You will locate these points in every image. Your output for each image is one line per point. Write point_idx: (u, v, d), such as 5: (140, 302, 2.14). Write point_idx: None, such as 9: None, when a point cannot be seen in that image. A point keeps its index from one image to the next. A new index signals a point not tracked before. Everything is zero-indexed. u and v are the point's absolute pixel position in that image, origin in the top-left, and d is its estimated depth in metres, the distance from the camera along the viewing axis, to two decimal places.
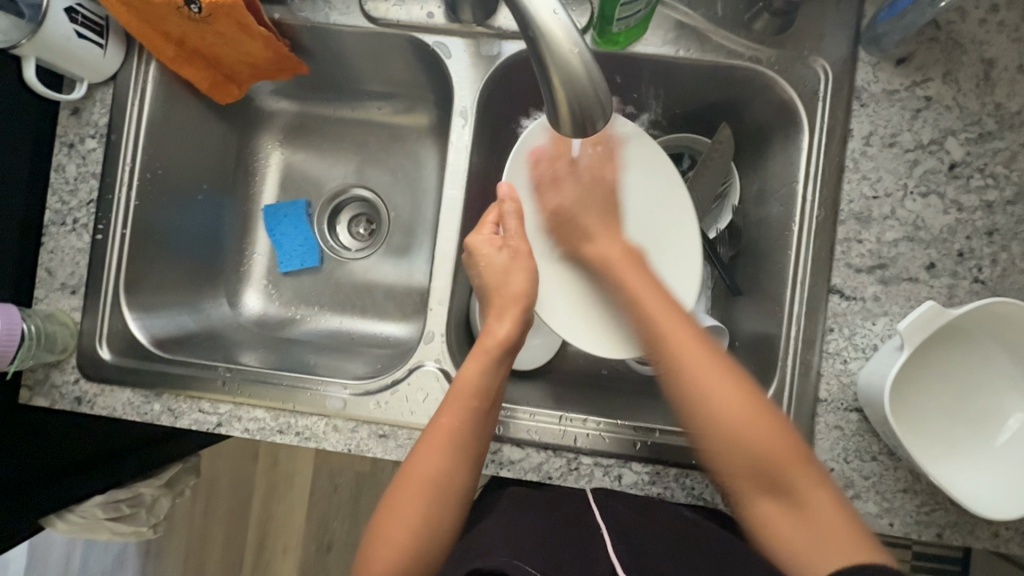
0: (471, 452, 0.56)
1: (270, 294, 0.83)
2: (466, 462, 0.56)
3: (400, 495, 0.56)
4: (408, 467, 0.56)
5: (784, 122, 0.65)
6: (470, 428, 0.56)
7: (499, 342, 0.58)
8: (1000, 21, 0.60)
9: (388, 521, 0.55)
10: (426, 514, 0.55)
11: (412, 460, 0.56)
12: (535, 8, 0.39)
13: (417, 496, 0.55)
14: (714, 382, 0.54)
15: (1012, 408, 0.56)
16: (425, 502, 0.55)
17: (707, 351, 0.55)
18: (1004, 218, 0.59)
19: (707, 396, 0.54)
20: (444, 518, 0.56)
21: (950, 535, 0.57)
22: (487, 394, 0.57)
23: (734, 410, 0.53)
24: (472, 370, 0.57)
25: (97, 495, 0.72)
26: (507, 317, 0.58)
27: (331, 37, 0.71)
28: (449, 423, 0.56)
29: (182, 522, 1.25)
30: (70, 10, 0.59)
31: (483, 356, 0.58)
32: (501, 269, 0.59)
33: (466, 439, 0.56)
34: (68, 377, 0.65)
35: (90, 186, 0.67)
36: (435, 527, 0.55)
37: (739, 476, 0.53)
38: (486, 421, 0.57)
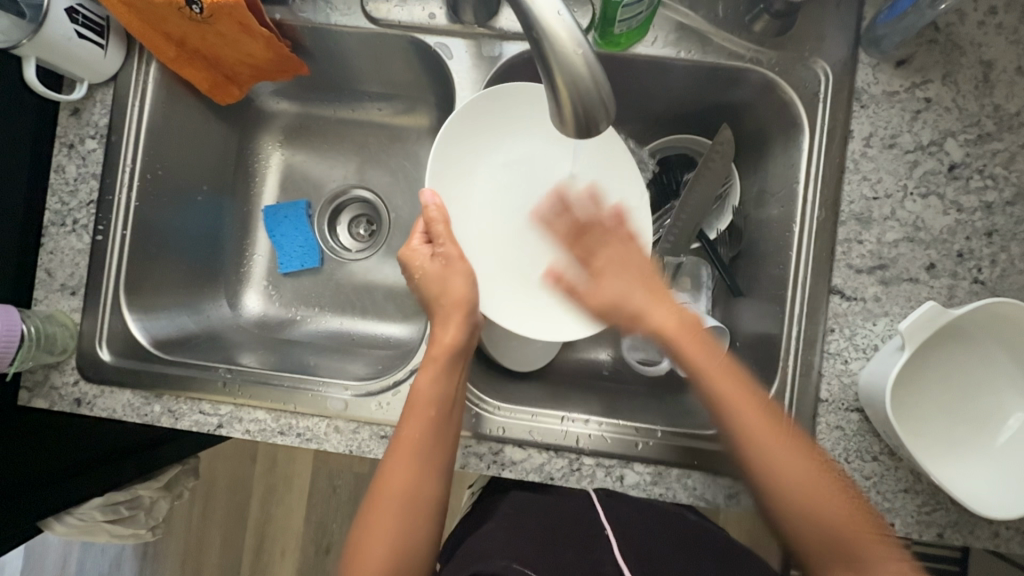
0: (436, 460, 0.56)
1: (269, 295, 0.83)
2: (429, 472, 0.55)
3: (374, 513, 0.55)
4: (378, 482, 0.56)
5: (785, 123, 0.65)
6: (433, 437, 0.56)
7: (449, 348, 0.57)
8: (999, 23, 0.60)
9: (363, 540, 0.54)
10: (399, 528, 0.54)
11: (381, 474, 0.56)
12: (539, 11, 0.39)
13: (385, 513, 0.54)
14: (781, 453, 0.53)
15: (1012, 407, 0.56)
16: (394, 518, 0.54)
17: (771, 418, 0.54)
18: (1003, 219, 0.59)
19: (773, 464, 0.52)
20: (415, 532, 0.55)
21: (951, 535, 0.57)
22: (443, 400, 0.57)
23: (802, 485, 0.52)
24: (425, 379, 0.57)
25: (96, 497, 0.72)
26: (453, 323, 0.57)
27: (333, 38, 0.71)
28: (409, 435, 0.55)
29: (180, 525, 1.25)
30: (71, 10, 0.59)
31: (436, 364, 0.57)
32: (439, 276, 0.58)
33: (428, 450, 0.55)
34: (67, 378, 0.65)
35: (90, 187, 0.67)
36: (410, 543, 0.54)
37: (809, 546, 0.52)
38: (447, 428, 0.57)
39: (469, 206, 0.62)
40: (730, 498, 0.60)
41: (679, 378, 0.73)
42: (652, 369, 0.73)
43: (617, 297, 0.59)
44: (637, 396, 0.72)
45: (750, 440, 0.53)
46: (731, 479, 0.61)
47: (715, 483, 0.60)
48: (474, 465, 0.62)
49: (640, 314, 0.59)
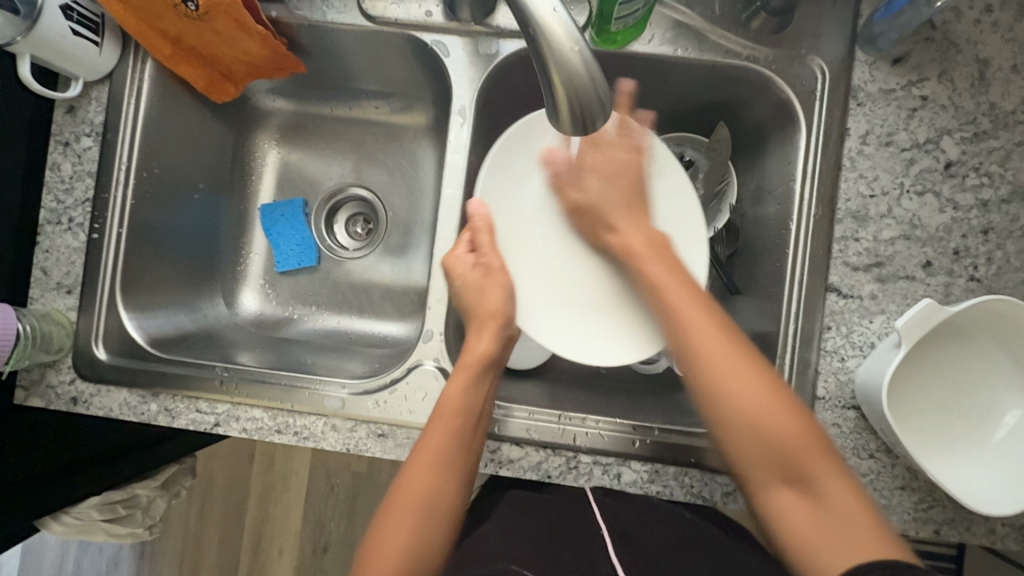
0: (460, 470, 0.56)
1: (267, 293, 0.83)
2: (452, 482, 0.55)
3: (390, 519, 0.54)
4: (398, 489, 0.55)
5: (781, 121, 0.65)
6: (459, 446, 0.56)
7: (481, 358, 0.58)
8: (994, 21, 0.60)
9: (375, 546, 0.54)
10: (415, 537, 0.53)
11: (401, 481, 0.55)
12: (535, 6, 0.39)
13: (402, 519, 0.54)
14: (730, 365, 0.51)
15: (1009, 405, 0.56)
16: (410, 525, 0.54)
17: (723, 336, 0.53)
18: (999, 217, 0.59)
19: (722, 378, 0.51)
20: (431, 543, 0.54)
21: (947, 532, 0.57)
22: (472, 410, 0.57)
23: (756, 401, 0.50)
24: (454, 390, 0.57)
25: (93, 496, 0.72)
26: (486, 333, 0.58)
27: (329, 36, 0.71)
28: (435, 441, 0.55)
29: (178, 524, 1.24)
30: (66, 7, 0.59)
31: (467, 372, 0.57)
32: (476, 287, 0.59)
33: (454, 459, 0.55)
34: (63, 377, 0.65)
35: (86, 185, 0.67)
36: (424, 551, 0.54)
37: (755, 462, 0.50)
38: (473, 439, 0.57)
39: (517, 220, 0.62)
40: (726, 495, 0.61)
41: (677, 376, 0.73)
42: (648, 367, 0.74)
43: (593, 200, 0.59)
44: (634, 394, 0.72)
45: (702, 351, 0.52)
46: (728, 477, 0.61)
47: (712, 481, 0.61)
48: None
49: (616, 225, 0.59)
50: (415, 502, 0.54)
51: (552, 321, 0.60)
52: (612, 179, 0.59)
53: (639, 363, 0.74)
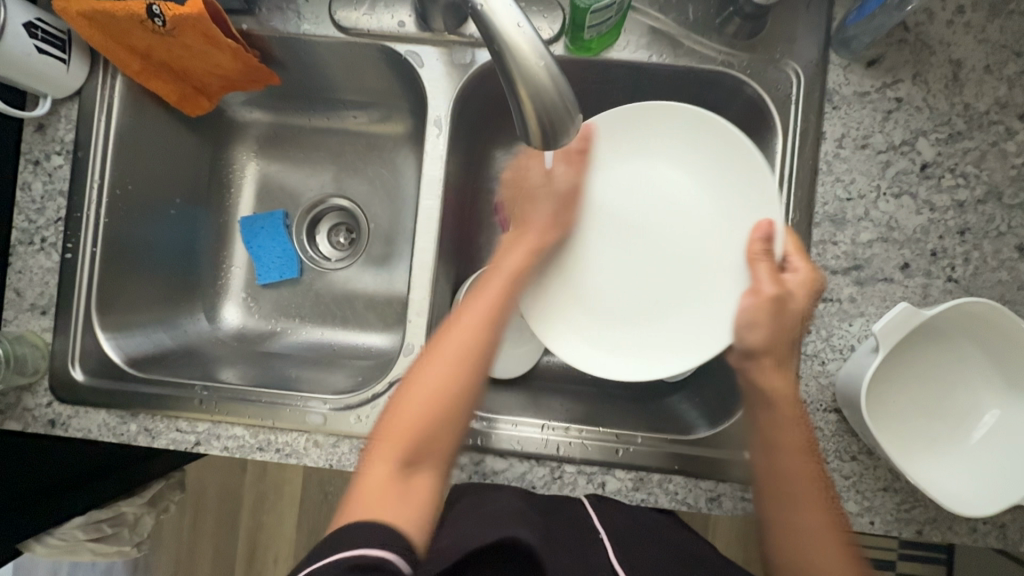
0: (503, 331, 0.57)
1: (249, 306, 0.82)
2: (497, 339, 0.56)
3: (430, 364, 0.54)
4: (436, 344, 0.55)
5: (759, 124, 0.65)
6: (502, 305, 0.57)
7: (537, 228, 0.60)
8: (966, 21, 0.60)
9: (407, 394, 0.54)
10: (452, 376, 0.53)
11: (439, 336, 0.56)
12: (500, 23, 0.39)
13: (447, 366, 0.54)
14: (791, 483, 0.54)
15: (988, 404, 0.56)
16: (454, 371, 0.53)
17: (804, 454, 0.55)
18: (975, 217, 0.59)
19: (781, 496, 0.55)
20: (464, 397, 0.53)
21: (930, 532, 0.58)
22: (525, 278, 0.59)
23: (800, 522, 0.53)
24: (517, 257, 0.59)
25: (78, 516, 0.70)
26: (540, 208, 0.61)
27: (302, 48, 0.70)
28: (489, 295, 0.57)
29: (169, 536, 1.24)
30: (30, 25, 0.58)
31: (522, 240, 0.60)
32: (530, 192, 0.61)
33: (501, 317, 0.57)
34: (40, 400, 0.64)
35: (58, 205, 0.66)
36: (460, 405, 0.53)
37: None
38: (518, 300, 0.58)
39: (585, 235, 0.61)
40: (711, 501, 0.60)
41: (661, 381, 0.73)
42: None
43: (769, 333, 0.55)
44: (619, 400, 0.72)
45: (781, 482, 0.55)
46: (712, 482, 0.61)
47: (696, 487, 0.60)
48: (457, 475, 0.62)
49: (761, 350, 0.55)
50: (468, 342, 0.54)
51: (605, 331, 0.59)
52: (776, 303, 0.54)
53: None
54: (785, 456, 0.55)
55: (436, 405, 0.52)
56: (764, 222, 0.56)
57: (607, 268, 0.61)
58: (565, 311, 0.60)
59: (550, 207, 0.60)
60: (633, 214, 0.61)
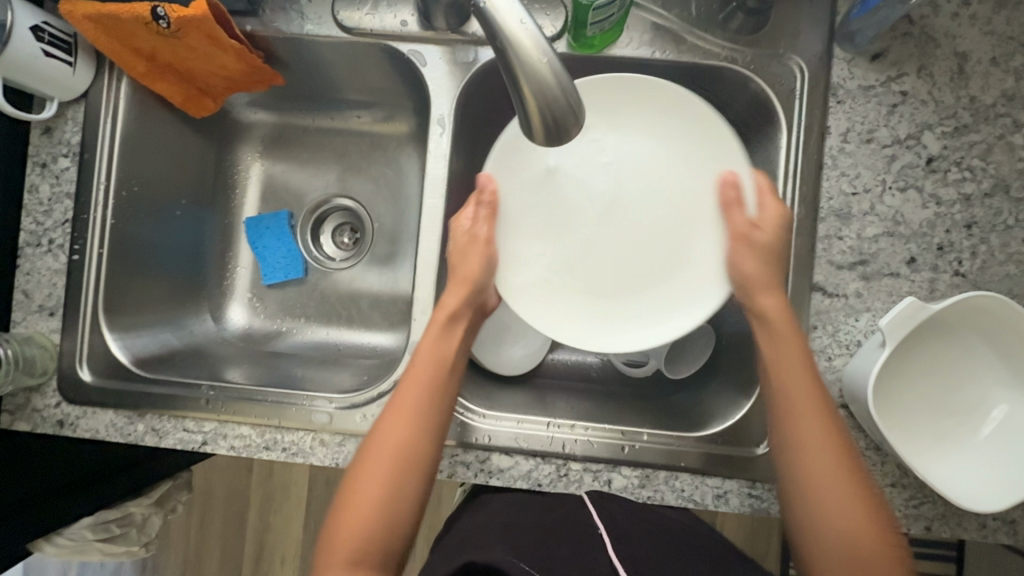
0: (439, 419, 0.57)
1: (254, 306, 0.82)
2: (427, 431, 0.56)
3: (364, 471, 0.55)
4: (369, 447, 0.56)
5: (762, 119, 0.65)
6: (429, 396, 0.57)
7: (451, 311, 0.59)
8: (972, 13, 0.60)
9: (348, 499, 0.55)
10: (387, 477, 0.54)
11: (375, 435, 0.56)
12: (502, 20, 0.39)
13: (377, 469, 0.55)
14: (826, 482, 0.52)
15: (997, 399, 0.56)
16: (384, 474, 0.54)
17: (834, 447, 0.53)
18: (982, 211, 0.59)
19: (815, 498, 0.52)
20: (407, 494, 0.55)
21: (939, 528, 0.57)
22: (443, 362, 0.58)
23: (840, 522, 0.51)
24: (428, 342, 0.59)
25: (86, 516, 0.70)
26: (459, 292, 0.59)
27: (306, 48, 0.70)
28: (407, 390, 0.57)
29: (177, 537, 1.24)
30: (37, 28, 0.58)
31: (440, 323, 0.59)
32: (461, 251, 0.60)
33: (426, 407, 0.56)
34: (48, 401, 0.65)
35: (65, 207, 0.66)
36: (399, 501, 0.54)
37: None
38: (446, 386, 0.58)
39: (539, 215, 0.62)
40: (718, 498, 0.60)
41: (666, 378, 0.73)
42: (638, 370, 0.72)
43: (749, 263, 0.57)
44: (624, 398, 0.72)
45: (813, 479, 0.52)
46: (719, 479, 0.60)
47: (703, 484, 0.60)
48: (462, 473, 0.62)
49: (762, 286, 0.56)
50: (393, 445, 0.55)
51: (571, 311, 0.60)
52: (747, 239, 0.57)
53: (627, 367, 0.73)
54: (789, 392, 0.54)
55: (378, 509, 0.54)
56: (727, 173, 0.58)
57: (582, 252, 0.62)
58: (546, 300, 0.60)
59: (462, 284, 0.59)
60: (590, 195, 0.62)
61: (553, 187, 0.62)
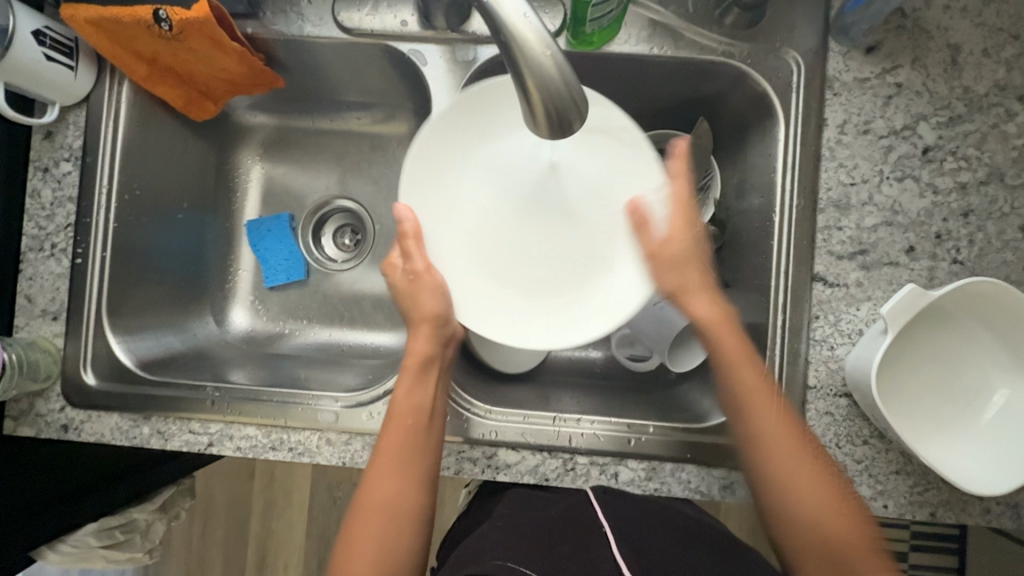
0: (424, 468, 0.55)
1: (256, 309, 0.82)
2: (418, 484, 0.55)
3: (359, 532, 0.53)
4: (359, 501, 0.54)
5: (760, 113, 0.65)
6: (413, 449, 0.55)
7: (419, 357, 0.57)
8: (963, 6, 0.61)
9: (344, 554, 0.53)
10: (382, 537, 0.53)
11: (361, 490, 0.55)
12: (505, 14, 0.39)
13: (370, 523, 0.53)
14: (775, 430, 0.54)
15: (997, 384, 0.57)
16: (380, 529, 0.53)
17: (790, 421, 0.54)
18: (978, 199, 0.60)
19: (777, 467, 0.53)
20: (404, 547, 0.53)
21: (944, 514, 0.58)
22: (423, 409, 0.57)
23: (787, 462, 0.53)
24: (403, 391, 0.57)
25: (90, 523, 0.70)
26: (422, 335, 0.57)
27: (306, 50, 0.70)
28: (392, 441, 0.55)
29: (180, 545, 1.23)
30: (38, 32, 0.59)
31: (415, 367, 0.57)
32: (409, 293, 0.57)
33: (414, 458, 0.55)
34: (53, 405, 0.64)
35: (68, 211, 0.66)
36: (397, 555, 0.53)
37: (794, 538, 0.52)
38: (429, 432, 0.56)
39: (461, 208, 0.59)
40: (724, 489, 0.61)
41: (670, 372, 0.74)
42: (641, 365, 0.73)
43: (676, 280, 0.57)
44: (629, 393, 0.72)
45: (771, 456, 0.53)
46: (725, 470, 0.61)
47: (709, 475, 0.61)
48: (469, 470, 0.62)
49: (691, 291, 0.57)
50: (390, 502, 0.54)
51: (497, 314, 0.57)
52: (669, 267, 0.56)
53: (631, 362, 0.73)
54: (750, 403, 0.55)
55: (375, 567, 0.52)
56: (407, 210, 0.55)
57: (510, 249, 0.59)
58: (480, 295, 0.58)
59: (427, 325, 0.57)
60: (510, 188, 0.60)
61: (465, 181, 0.59)
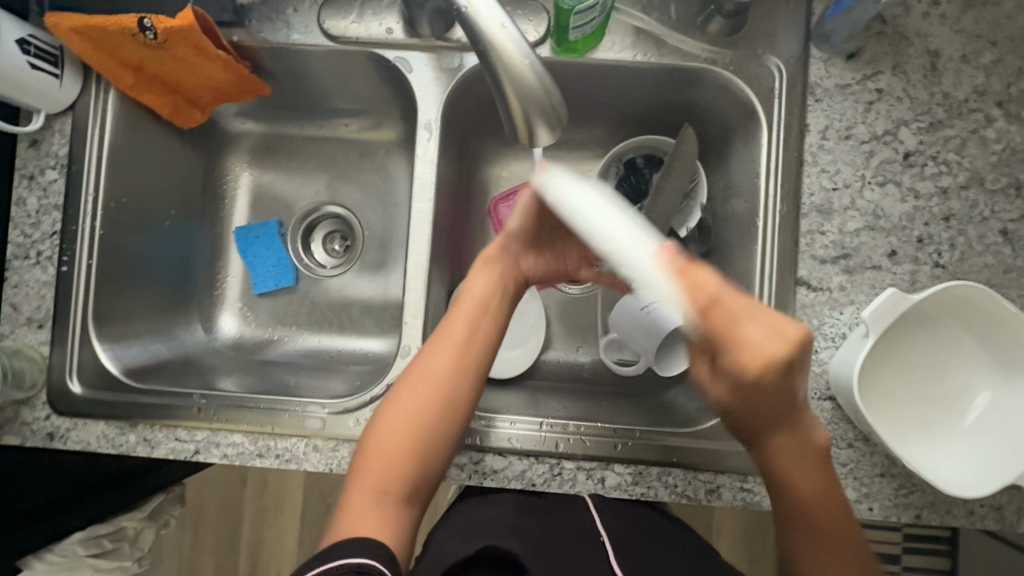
0: (483, 368, 0.58)
1: (245, 316, 0.82)
2: (469, 380, 0.57)
3: (411, 395, 0.56)
4: (413, 376, 0.57)
5: (743, 119, 0.66)
6: (478, 336, 0.58)
7: (498, 255, 0.62)
8: (941, 13, 0.62)
9: (388, 422, 0.56)
10: (429, 422, 0.55)
11: (421, 366, 0.57)
12: (484, 25, 0.40)
13: (424, 395, 0.56)
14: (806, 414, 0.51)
15: (980, 386, 0.57)
16: (433, 404, 0.56)
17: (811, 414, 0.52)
18: (959, 203, 0.60)
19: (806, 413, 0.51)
20: (445, 434, 0.56)
21: (929, 516, 0.58)
22: (493, 306, 0.60)
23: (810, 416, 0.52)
24: (479, 282, 0.60)
25: (77, 532, 0.69)
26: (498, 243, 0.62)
27: (293, 57, 0.71)
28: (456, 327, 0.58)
29: (171, 552, 1.23)
30: (23, 41, 0.59)
31: (487, 267, 0.61)
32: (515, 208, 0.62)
33: (478, 348, 0.58)
34: (38, 414, 0.64)
35: (53, 219, 0.67)
36: (436, 440, 0.55)
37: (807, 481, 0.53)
38: (491, 337, 0.59)
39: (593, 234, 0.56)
40: (711, 493, 0.61)
41: (657, 377, 0.74)
42: (626, 369, 0.73)
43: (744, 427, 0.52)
44: (616, 397, 0.72)
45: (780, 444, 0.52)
46: (711, 474, 0.61)
47: (695, 479, 0.61)
48: (456, 475, 0.62)
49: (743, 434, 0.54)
50: (435, 395, 0.56)
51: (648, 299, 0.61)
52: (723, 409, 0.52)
53: (618, 366, 0.74)
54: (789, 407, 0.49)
55: (417, 439, 0.55)
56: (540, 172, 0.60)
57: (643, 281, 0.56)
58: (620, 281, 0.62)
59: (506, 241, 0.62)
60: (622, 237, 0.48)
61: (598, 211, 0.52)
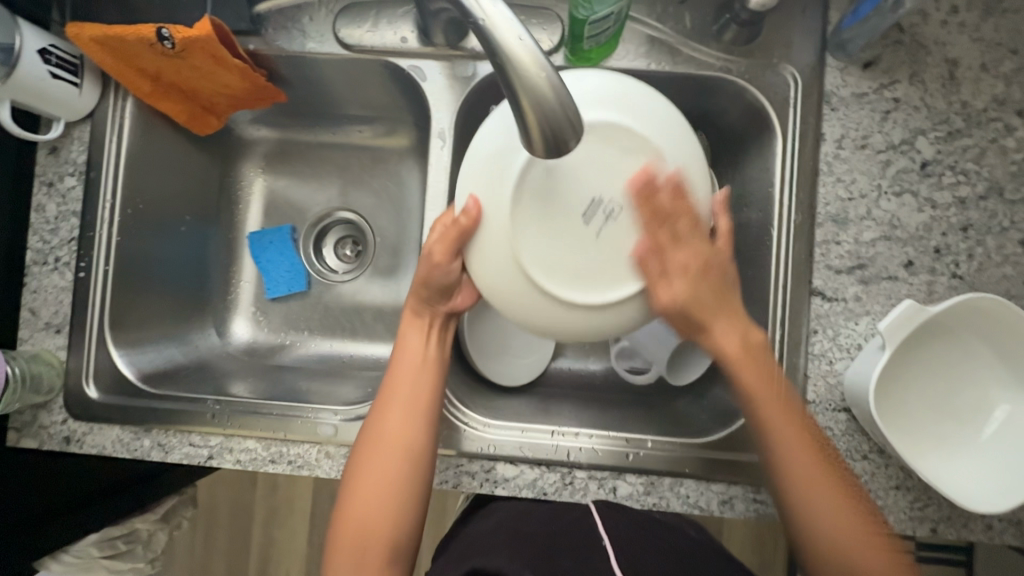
0: (435, 414, 0.58)
1: (258, 320, 0.83)
2: (424, 430, 0.57)
3: (370, 462, 0.56)
4: (369, 441, 0.57)
5: (757, 128, 0.65)
6: (422, 391, 0.58)
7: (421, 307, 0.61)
8: (961, 21, 0.61)
9: (354, 493, 0.55)
10: (395, 481, 0.55)
11: (375, 428, 0.57)
12: (501, 37, 0.40)
13: (383, 456, 0.56)
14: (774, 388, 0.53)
15: (998, 400, 0.56)
16: (394, 465, 0.55)
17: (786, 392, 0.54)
18: (977, 213, 0.60)
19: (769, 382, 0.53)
20: (414, 488, 0.56)
21: (945, 530, 0.58)
22: (429, 361, 0.60)
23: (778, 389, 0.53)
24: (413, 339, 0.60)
25: (92, 533, 0.70)
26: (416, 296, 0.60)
27: (307, 65, 0.71)
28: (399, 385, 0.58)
29: (182, 552, 1.24)
30: (44, 51, 0.60)
31: (414, 323, 0.61)
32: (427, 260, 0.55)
33: (424, 399, 0.58)
34: (55, 417, 0.65)
35: (72, 225, 0.67)
36: (405, 500, 0.55)
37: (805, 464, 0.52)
38: (438, 380, 0.60)
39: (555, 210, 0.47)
40: (723, 504, 0.61)
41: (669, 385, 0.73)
42: (639, 377, 0.73)
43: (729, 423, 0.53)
44: (628, 405, 0.72)
45: (777, 431, 0.53)
46: (724, 485, 0.61)
47: (707, 490, 0.61)
48: (467, 484, 0.62)
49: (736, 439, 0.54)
50: (392, 454, 0.56)
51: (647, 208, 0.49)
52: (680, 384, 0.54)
53: (630, 374, 0.74)
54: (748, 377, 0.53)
55: (385, 503, 0.55)
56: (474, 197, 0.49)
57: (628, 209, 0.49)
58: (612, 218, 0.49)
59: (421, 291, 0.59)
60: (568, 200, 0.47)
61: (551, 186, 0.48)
